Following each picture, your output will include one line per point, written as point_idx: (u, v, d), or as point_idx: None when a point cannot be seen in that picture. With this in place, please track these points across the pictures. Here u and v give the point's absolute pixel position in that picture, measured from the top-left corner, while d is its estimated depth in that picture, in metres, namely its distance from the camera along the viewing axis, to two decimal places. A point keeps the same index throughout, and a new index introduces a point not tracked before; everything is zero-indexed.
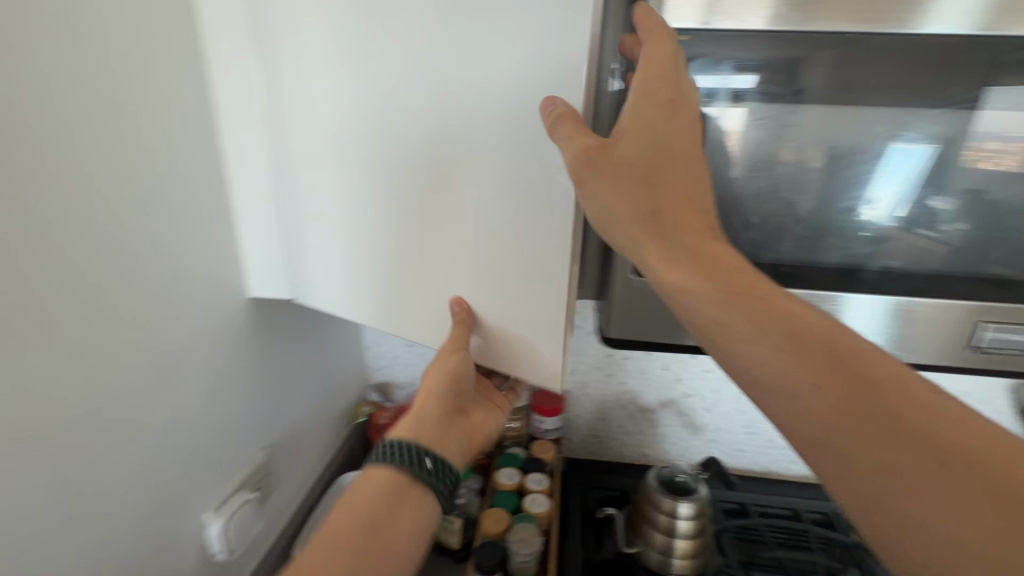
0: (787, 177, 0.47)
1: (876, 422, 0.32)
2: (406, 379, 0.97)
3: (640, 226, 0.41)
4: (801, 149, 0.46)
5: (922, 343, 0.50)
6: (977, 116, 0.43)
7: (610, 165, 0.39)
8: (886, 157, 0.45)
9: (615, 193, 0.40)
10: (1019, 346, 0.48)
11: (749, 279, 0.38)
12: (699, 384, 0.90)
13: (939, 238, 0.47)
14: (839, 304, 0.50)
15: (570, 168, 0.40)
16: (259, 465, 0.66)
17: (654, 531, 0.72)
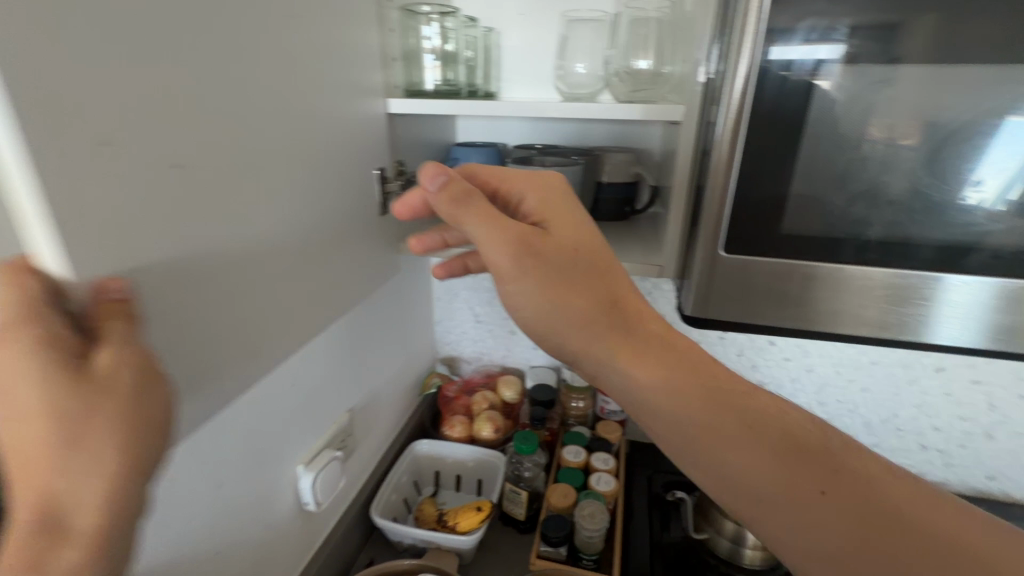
0: (875, 158, 0.43)
1: (809, 470, 0.34)
2: (474, 354, 0.99)
3: (586, 312, 0.39)
4: (893, 128, 0.42)
5: None
6: None
7: (549, 253, 0.39)
8: (994, 133, 0.41)
9: (555, 285, 0.39)
10: None
11: (620, 332, 0.39)
12: (776, 372, 0.86)
13: None
14: (947, 290, 0.46)
15: (502, 261, 0.39)
16: (344, 426, 0.69)
17: (725, 519, 0.70)
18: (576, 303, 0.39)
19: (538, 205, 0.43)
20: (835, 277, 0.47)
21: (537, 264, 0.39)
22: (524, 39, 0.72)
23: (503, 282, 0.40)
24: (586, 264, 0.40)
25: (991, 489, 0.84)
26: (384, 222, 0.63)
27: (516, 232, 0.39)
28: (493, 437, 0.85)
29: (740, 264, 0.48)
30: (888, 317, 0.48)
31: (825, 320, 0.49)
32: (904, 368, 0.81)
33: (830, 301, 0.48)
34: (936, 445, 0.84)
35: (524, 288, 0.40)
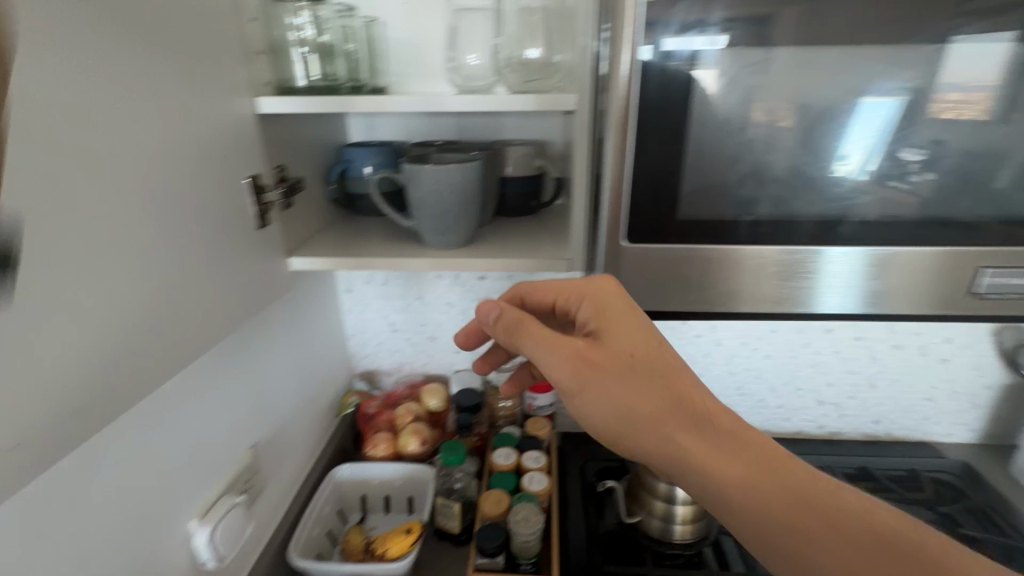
0: (759, 138, 0.45)
1: (894, 558, 0.36)
2: (393, 365, 0.94)
3: (649, 415, 0.43)
4: (773, 109, 0.44)
5: (914, 291, 0.49)
6: (937, 67, 0.42)
7: (605, 361, 0.45)
8: (853, 112, 0.44)
9: (619, 389, 0.44)
10: (1015, 290, 0.47)
11: (688, 426, 0.42)
12: (690, 349, 0.90)
13: (908, 188, 0.46)
14: (829, 262, 0.48)
15: (565, 374, 0.45)
16: (246, 465, 0.62)
17: (655, 500, 0.71)
18: (636, 406, 0.43)
19: (595, 316, 0.47)
20: (731, 258, 0.48)
21: (592, 377, 0.44)
22: (411, 29, 0.68)
23: (572, 398, 0.45)
24: (648, 365, 0.44)
25: (879, 432, 0.94)
26: (269, 235, 0.56)
27: (570, 348, 0.45)
28: (420, 451, 0.81)
29: (643, 252, 0.48)
30: (782, 292, 0.50)
31: (727, 301, 0.50)
32: (799, 332, 0.88)
33: (729, 281, 0.49)
34: (831, 399, 0.92)
35: (590, 406, 0.44)
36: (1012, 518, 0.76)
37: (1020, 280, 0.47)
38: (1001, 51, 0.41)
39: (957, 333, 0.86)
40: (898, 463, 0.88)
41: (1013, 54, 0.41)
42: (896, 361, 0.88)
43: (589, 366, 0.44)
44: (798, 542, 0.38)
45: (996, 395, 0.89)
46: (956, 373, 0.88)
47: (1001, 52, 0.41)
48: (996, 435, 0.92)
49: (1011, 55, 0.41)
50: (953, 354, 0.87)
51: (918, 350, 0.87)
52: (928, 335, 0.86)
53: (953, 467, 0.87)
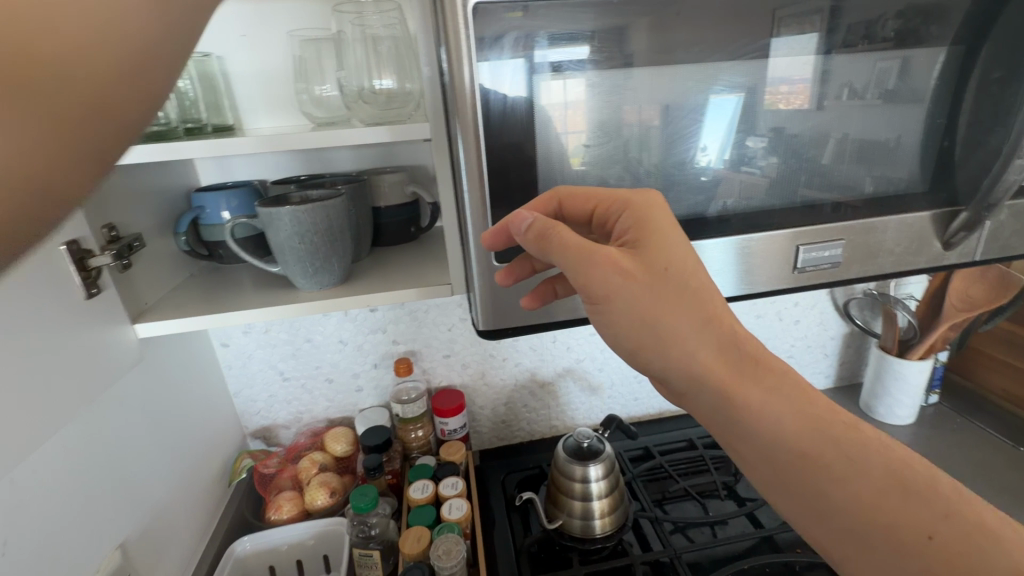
0: (633, 137, 0.48)
1: (910, 507, 0.33)
2: (290, 416, 0.88)
3: (687, 328, 0.40)
4: (641, 110, 0.47)
5: (755, 272, 0.55)
6: (767, 66, 0.48)
7: (638, 270, 0.41)
8: (705, 108, 0.49)
9: (650, 295, 0.40)
10: (828, 260, 0.56)
11: (727, 343, 0.40)
12: (587, 347, 0.94)
13: (759, 171, 0.52)
14: (698, 252, 0.53)
15: (594, 280, 0.41)
16: (115, 569, 0.54)
17: (573, 500, 0.73)
18: (670, 319, 0.40)
19: (635, 225, 0.44)
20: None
21: (614, 292, 0.40)
22: (253, 62, 0.64)
23: (596, 307, 0.42)
24: (694, 288, 0.41)
25: None
26: (106, 303, 0.50)
27: (594, 258, 0.41)
28: (331, 503, 0.76)
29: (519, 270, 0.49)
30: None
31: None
32: None
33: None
34: None
35: (614, 314, 0.41)
36: None
37: (830, 251, 0.55)
38: (811, 47, 0.48)
39: (802, 296, 0.99)
40: None
41: (816, 62, 0.49)
42: (762, 328, 1.00)
43: (615, 271, 0.40)
44: (815, 469, 0.36)
45: (841, 343, 1.04)
46: (807, 331, 1.02)
47: (808, 50, 0.48)
48: (847, 377, 1.08)
49: (815, 62, 0.49)
50: (804, 314, 1.00)
51: (776, 316, 0.99)
52: (783, 301, 0.99)
53: None
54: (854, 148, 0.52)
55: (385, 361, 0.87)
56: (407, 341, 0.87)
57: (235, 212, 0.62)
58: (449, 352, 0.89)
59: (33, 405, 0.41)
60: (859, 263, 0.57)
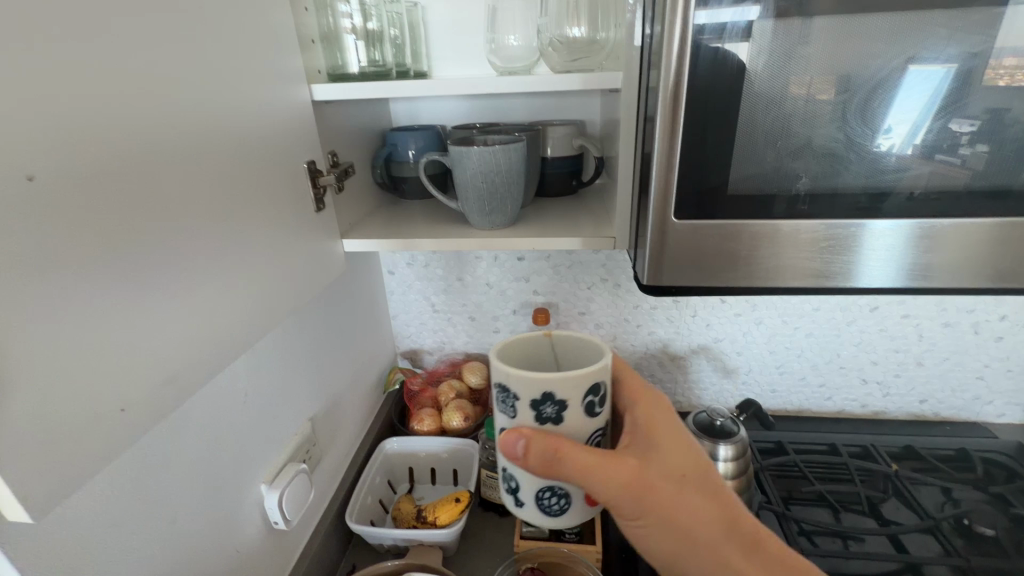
0: (800, 113, 0.45)
1: None
2: (435, 344, 0.97)
3: (707, 526, 0.47)
4: (811, 82, 0.44)
5: (976, 264, 0.47)
6: (995, 39, 0.41)
7: (663, 484, 0.46)
8: (901, 81, 0.43)
9: (674, 507, 0.46)
10: None
11: (733, 536, 0.48)
12: (729, 327, 0.90)
13: (960, 162, 0.45)
14: (892, 234, 0.47)
15: (615, 500, 0.44)
16: (307, 436, 0.66)
17: None
18: (694, 526, 0.47)
19: (651, 421, 0.49)
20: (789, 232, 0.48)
21: (648, 499, 0.45)
22: (451, 12, 0.69)
23: (628, 522, 0.47)
24: (698, 479, 0.47)
25: (926, 413, 0.92)
26: (324, 218, 0.59)
27: (620, 474, 0.44)
28: (463, 426, 0.84)
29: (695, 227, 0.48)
30: (842, 266, 0.49)
31: (785, 277, 0.50)
32: (843, 310, 0.86)
33: (786, 255, 0.49)
34: (876, 377, 0.91)
35: (645, 527, 0.47)
36: None
37: None
38: None
39: (1014, 310, 0.82)
40: (947, 442, 0.86)
41: None
42: (946, 339, 0.86)
43: (647, 483, 0.45)
44: None
45: None
46: (1010, 351, 0.85)
47: None
48: None
49: None
50: (1008, 332, 0.84)
51: (970, 328, 0.85)
52: (983, 313, 0.84)
53: (1006, 448, 0.84)
54: None
55: (524, 309, 0.92)
56: (547, 292, 0.91)
57: (421, 151, 0.68)
58: (584, 309, 0.91)
59: (286, 288, 0.50)
60: None
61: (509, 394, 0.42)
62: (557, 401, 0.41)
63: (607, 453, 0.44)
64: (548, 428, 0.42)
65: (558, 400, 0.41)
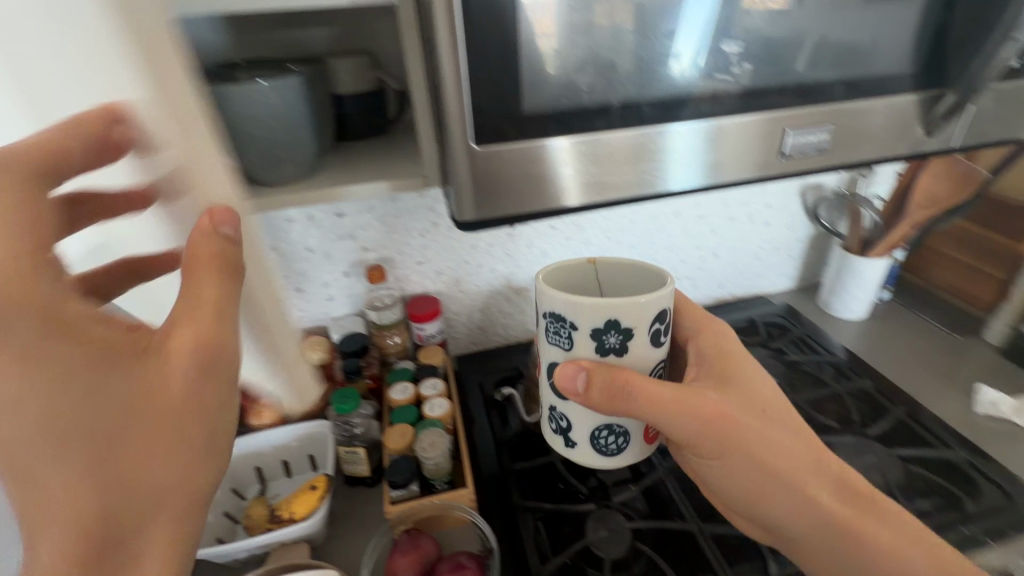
0: (603, 40, 0.45)
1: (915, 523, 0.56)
2: None
3: (793, 458, 0.52)
4: (612, 9, 0.44)
5: (742, 159, 0.53)
6: None
7: (745, 418, 0.51)
8: (683, 6, 0.45)
9: (760, 441, 0.51)
10: (813, 146, 0.53)
11: (814, 471, 0.52)
12: (562, 252, 0.94)
13: (733, 79, 0.49)
14: (665, 137, 0.50)
15: (691, 433, 0.49)
16: None
17: None
18: (779, 461, 0.51)
19: (724, 365, 0.55)
20: (591, 146, 0.48)
21: (726, 432, 0.50)
22: None
23: (706, 458, 0.52)
24: (774, 414, 0.53)
25: (725, 295, 1.09)
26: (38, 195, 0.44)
27: (694, 410, 0.49)
28: (312, 408, 0.76)
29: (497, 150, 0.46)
30: (636, 175, 0.51)
31: (588, 192, 0.51)
32: (654, 220, 0.95)
33: (591, 170, 0.49)
34: (686, 274, 1.04)
35: (726, 462, 0.52)
36: (820, 340, 0.96)
37: (816, 135, 0.53)
38: None
39: (775, 199, 1.00)
40: (740, 316, 1.04)
41: None
42: (732, 231, 1.01)
43: (729, 418, 0.50)
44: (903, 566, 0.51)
45: (806, 245, 1.07)
46: (776, 234, 1.04)
47: None
48: (807, 278, 1.12)
49: None
50: (773, 216, 1.02)
51: (747, 218, 1.01)
52: (755, 204, 0.99)
53: (780, 311, 1.05)
54: (837, 48, 0.50)
55: (356, 270, 0.85)
56: (377, 248, 0.84)
57: None
58: (422, 259, 0.87)
59: None
60: (845, 149, 0.55)
61: (568, 326, 0.49)
62: (620, 330, 0.48)
63: (676, 389, 0.50)
64: (606, 358, 0.49)
65: (621, 329, 0.47)
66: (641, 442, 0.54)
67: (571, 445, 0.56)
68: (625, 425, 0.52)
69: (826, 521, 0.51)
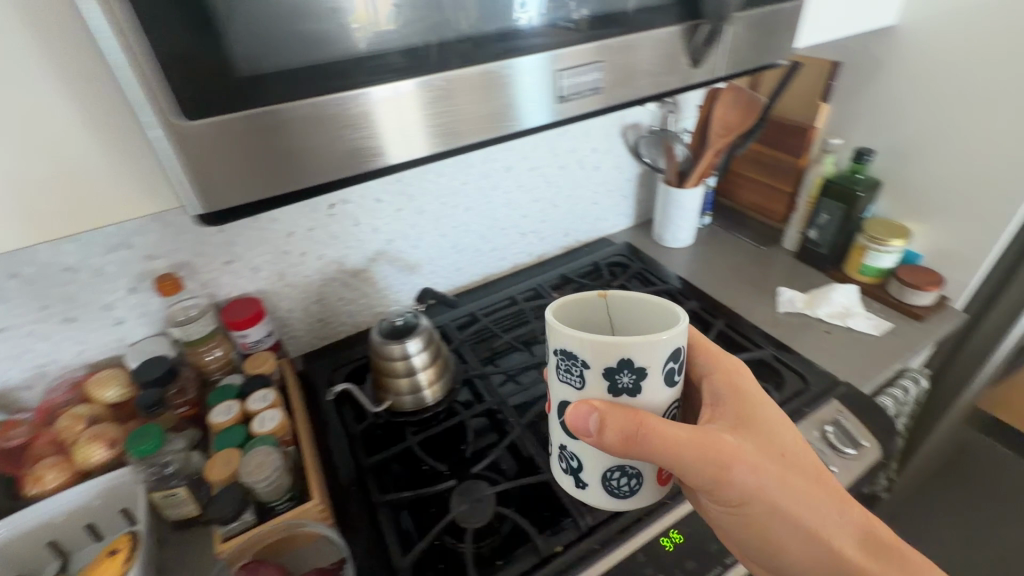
0: None
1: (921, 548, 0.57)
2: (30, 375, 0.69)
3: (808, 498, 0.52)
4: None
5: (531, 104, 0.49)
6: None
7: (763, 460, 0.51)
8: None
9: (775, 480, 0.51)
10: (588, 85, 0.50)
11: (832, 508, 0.53)
12: (396, 225, 0.88)
13: (574, 26, 0.49)
14: (512, 72, 0.47)
15: (706, 478, 0.49)
16: None
17: (398, 378, 0.73)
18: (793, 502, 0.52)
19: (744, 405, 0.53)
20: (439, 85, 0.44)
21: (743, 476, 0.50)
22: None
23: (720, 499, 0.52)
24: (796, 459, 0.52)
25: (571, 243, 1.12)
26: None
27: (709, 455, 0.48)
28: (111, 456, 0.64)
29: (261, 117, 0.38)
30: (483, 115, 0.47)
31: (435, 137, 0.46)
32: (486, 179, 0.93)
33: (438, 113, 0.45)
34: (530, 228, 1.04)
35: (742, 504, 0.52)
36: (655, 272, 1.03)
37: (589, 73, 0.50)
38: None
39: (600, 143, 1.02)
40: (586, 260, 1.07)
41: None
42: (565, 179, 1.02)
43: (744, 461, 0.50)
44: None
45: (636, 184, 1.13)
46: (607, 177, 1.08)
47: None
48: (642, 215, 1.19)
49: None
50: (601, 160, 1.05)
51: (577, 165, 1.02)
52: (582, 150, 1.01)
53: (621, 249, 1.11)
54: None
55: (144, 283, 0.71)
56: (166, 254, 0.71)
57: None
58: (230, 257, 0.76)
59: None
60: (626, 85, 0.53)
61: (580, 364, 0.44)
62: (634, 370, 0.43)
63: (695, 438, 0.47)
64: (620, 401, 0.45)
65: (636, 368, 0.43)
66: (657, 482, 0.51)
67: (582, 486, 0.53)
68: (639, 466, 0.49)
69: (852, 572, 0.52)
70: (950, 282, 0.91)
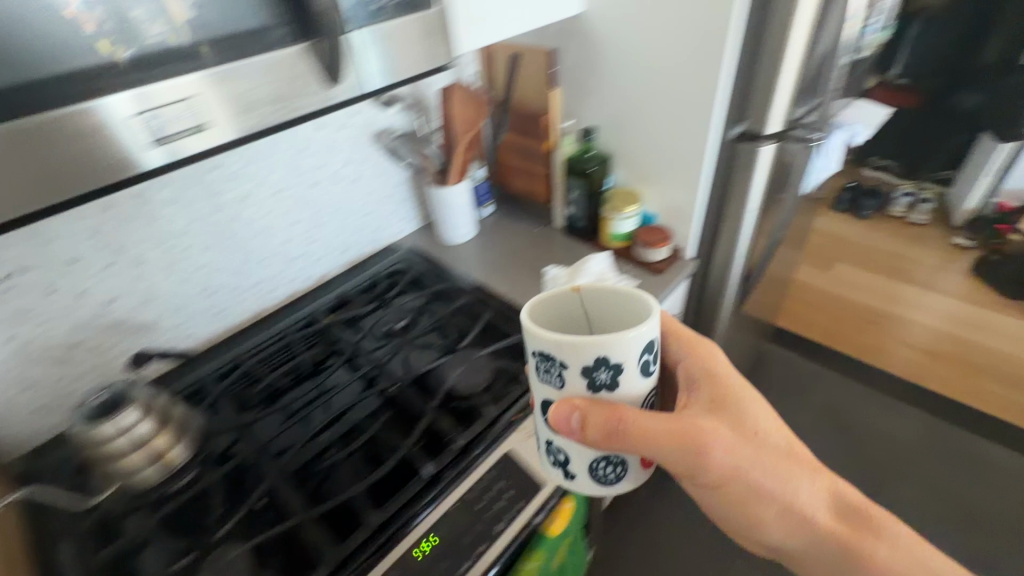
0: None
1: None
2: None
3: (783, 474, 0.55)
4: None
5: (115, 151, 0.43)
6: None
7: (741, 441, 0.54)
8: None
9: (753, 460, 0.54)
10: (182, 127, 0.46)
11: (807, 478, 0.57)
12: (113, 282, 0.77)
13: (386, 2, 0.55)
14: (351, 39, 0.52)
15: (687, 464, 0.51)
16: None
17: (124, 458, 0.65)
18: (770, 478, 0.55)
19: (724, 392, 0.56)
20: (221, 79, 0.46)
21: (725, 457, 0.53)
22: None
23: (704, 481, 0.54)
24: (772, 442, 0.55)
25: (353, 257, 1.09)
26: None
27: (687, 443, 0.50)
28: None
29: (29, 129, 0.39)
30: (304, 92, 0.52)
31: (238, 123, 0.49)
32: (220, 212, 0.85)
33: (242, 94, 0.48)
34: (297, 252, 0.99)
35: (723, 485, 0.55)
36: (428, 274, 1.04)
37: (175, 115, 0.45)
38: None
39: (350, 153, 0.99)
40: (364, 276, 1.04)
41: None
42: (320, 195, 0.98)
43: (724, 445, 0.53)
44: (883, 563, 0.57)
45: (407, 186, 1.13)
46: (372, 185, 1.06)
47: None
48: (426, 215, 1.19)
49: None
50: (359, 170, 1.02)
51: (332, 179, 0.98)
52: (330, 163, 0.97)
53: (405, 255, 1.10)
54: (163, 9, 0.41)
55: None
56: None
57: None
58: None
59: None
60: (243, 116, 0.49)
61: (559, 365, 0.45)
62: (610, 366, 0.44)
63: (674, 425, 0.50)
64: (600, 397, 0.46)
65: (612, 364, 0.44)
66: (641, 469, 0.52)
67: (571, 477, 0.54)
68: (623, 457, 0.50)
69: (826, 537, 0.56)
70: (678, 236, 1.03)
